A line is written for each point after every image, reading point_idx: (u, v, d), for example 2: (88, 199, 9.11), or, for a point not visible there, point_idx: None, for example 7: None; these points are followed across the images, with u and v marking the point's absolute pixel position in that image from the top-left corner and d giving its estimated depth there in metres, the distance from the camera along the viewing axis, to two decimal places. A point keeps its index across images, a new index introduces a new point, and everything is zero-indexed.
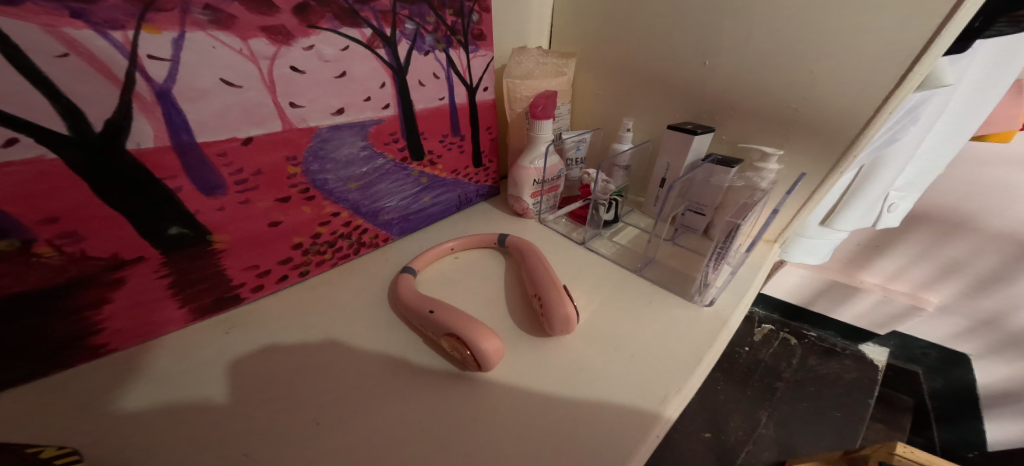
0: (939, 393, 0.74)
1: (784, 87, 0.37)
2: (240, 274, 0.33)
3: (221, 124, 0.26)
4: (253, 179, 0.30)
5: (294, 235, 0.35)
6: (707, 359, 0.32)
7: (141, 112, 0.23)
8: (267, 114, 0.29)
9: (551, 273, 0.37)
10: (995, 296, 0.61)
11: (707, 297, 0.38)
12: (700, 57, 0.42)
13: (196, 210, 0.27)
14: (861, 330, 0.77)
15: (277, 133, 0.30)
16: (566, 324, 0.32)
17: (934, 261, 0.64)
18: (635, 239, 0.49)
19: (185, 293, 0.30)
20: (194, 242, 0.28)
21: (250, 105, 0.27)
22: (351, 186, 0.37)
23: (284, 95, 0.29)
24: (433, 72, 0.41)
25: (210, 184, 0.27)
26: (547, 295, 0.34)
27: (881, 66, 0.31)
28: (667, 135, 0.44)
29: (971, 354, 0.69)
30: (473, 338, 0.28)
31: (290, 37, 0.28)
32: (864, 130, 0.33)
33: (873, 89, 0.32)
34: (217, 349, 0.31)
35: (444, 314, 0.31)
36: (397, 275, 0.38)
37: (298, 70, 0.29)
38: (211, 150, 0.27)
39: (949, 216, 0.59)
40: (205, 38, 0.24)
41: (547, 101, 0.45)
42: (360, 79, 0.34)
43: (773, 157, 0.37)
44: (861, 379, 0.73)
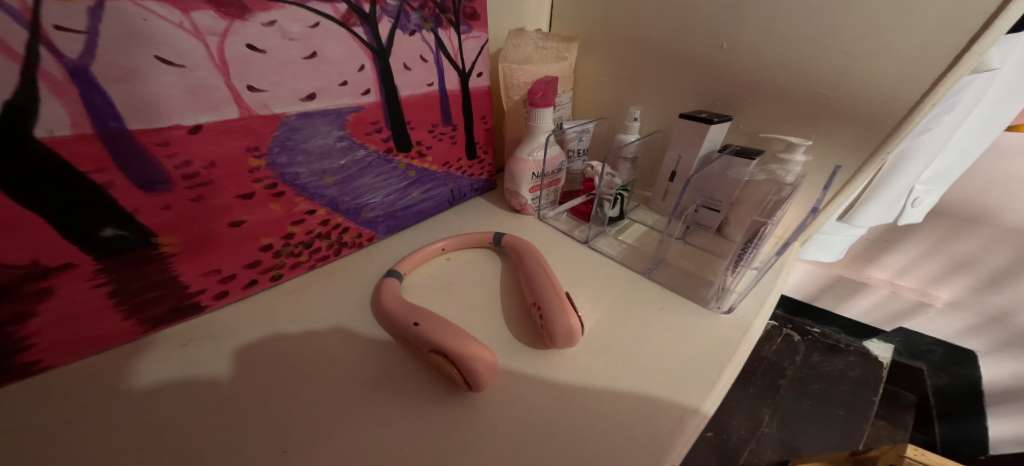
0: (943, 390, 0.69)
1: (812, 71, 0.33)
2: (198, 280, 0.29)
3: (160, 109, 0.22)
4: (206, 173, 0.26)
5: (261, 236, 0.31)
6: (727, 372, 0.28)
7: (51, 93, 0.19)
8: (219, 99, 0.25)
9: (553, 278, 0.33)
10: (1006, 293, 0.57)
11: (725, 304, 0.34)
12: (717, 38, 0.38)
13: (136, 209, 0.24)
14: (867, 327, 0.72)
15: (233, 121, 0.26)
16: (570, 337, 0.29)
17: (945, 255, 0.60)
18: (643, 238, 0.45)
19: (132, 303, 0.27)
20: (136, 246, 0.25)
21: (197, 89, 0.23)
22: (327, 181, 0.33)
23: (240, 77, 0.25)
24: (421, 54, 0.37)
25: (151, 179, 0.24)
26: (550, 304, 0.30)
27: (931, 45, 0.27)
28: (680, 124, 0.41)
29: (978, 351, 0.64)
30: (467, 356, 0.25)
31: (245, 11, 0.24)
32: (906, 120, 0.30)
33: (920, 71, 0.28)
34: (179, 365, 0.27)
35: (433, 327, 0.27)
36: (381, 279, 0.34)
37: (257, 49, 0.25)
38: (148, 140, 0.23)
39: (960, 210, 0.56)
40: (133, 7, 0.20)
41: (547, 87, 0.41)
42: (333, 61, 0.30)
43: (799, 149, 0.33)
44: (866, 378, 0.69)
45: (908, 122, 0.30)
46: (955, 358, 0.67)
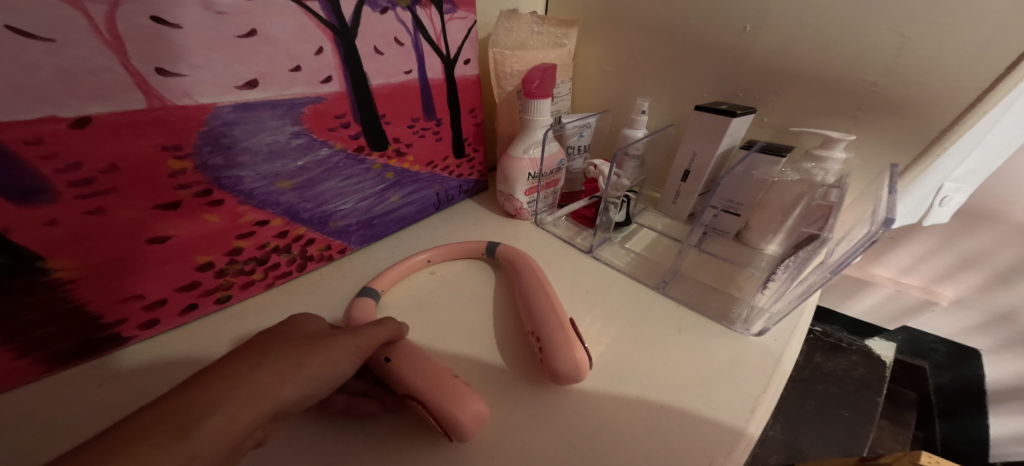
0: (946, 389, 0.61)
1: (853, 59, 0.30)
2: (115, 308, 0.25)
3: (24, 95, 0.18)
4: (104, 178, 0.21)
5: (197, 253, 0.27)
6: (762, 407, 0.24)
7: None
8: (114, 85, 0.20)
9: (555, 299, 0.29)
10: (1019, 290, 0.49)
11: (754, 327, 0.30)
12: (740, 20, 0.35)
13: (7, 226, 0.19)
14: (868, 326, 0.63)
15: (139, 112, 0.21)
16: (577, 370, 0.24)
17: (953, 252, 0.51)
18: (652, 246, 0.41)
19: (24, 340, 0.22)
20: (14, 272, 0.20)
21: (80, 71, 0.19)
22: (282, 186, 0.30)
23: (145, 59, 0.21)
24: (395, 36, 0.33)
25: (23, 188, 0.19)
26: (551, 335, 0.26)
27: (1014, 17, 0.24)
28: (696, 117, 0.37)
29: (983, 349, 0.56)
30: (454, 397, 0.21)
31: None
32: (963, 116, 0.28)
33: (997, 48, 0.25)
34: (117, 409, 0.24)
35: (410, 368, 0.22)
36: (353, 300, 0.30)
37: (169, 23, 0.21)
38: (10, 136, 0.18)
39: (974, 205, 0.47)
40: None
41: (545, 74, 0.36)
42: (279, 41, 0.26)
43: (840, 144, 0.30)
44: (868, 378, 0.58)
45: (986, 100, 0.26)
46: (958, 358, 0.58)
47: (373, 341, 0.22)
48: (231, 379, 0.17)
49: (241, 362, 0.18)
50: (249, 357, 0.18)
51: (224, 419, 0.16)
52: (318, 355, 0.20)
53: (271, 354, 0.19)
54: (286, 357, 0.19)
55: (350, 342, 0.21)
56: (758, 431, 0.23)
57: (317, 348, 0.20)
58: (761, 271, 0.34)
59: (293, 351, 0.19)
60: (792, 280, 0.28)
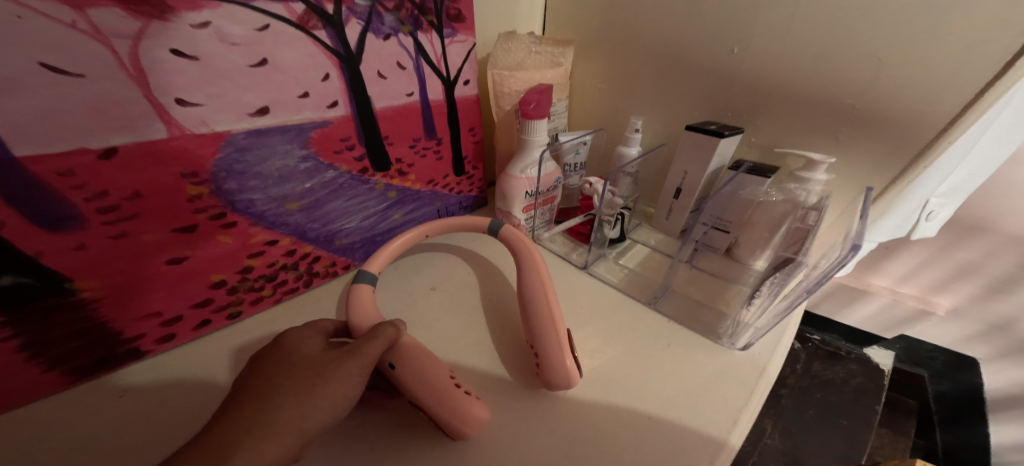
0: (946, 397, 0.61)
1: (833, 83, 0.32)
2: (135, 325, 0.27)
3: (58, 129, 0.19)
4: (128, 204, 0.23)
5: (210, 273, 0.29)
6: (745, 418, 0.25)
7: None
8: (138, 116, 0.22)
9: (556, 311, 0.29)
10: (1013, 300, 0.50)
11: (740, 340, 0.31)
12: (728, 43, 0.37)
13: (39, 251, 0.21)
14: (866, 335, 0.64)
15: (162, 142, 0.23)
16: (567, 378, 0.26)
17: (946, 262, 0.53)
18: (646, 262, 0.42)
19: (51, 354, 0.24)
20: (43, 293, 0.22)
21: (106, 104, 0.20)
22: (291, 207, 0.31)
23: (164, 90, 0.22)
24: (398, 61, 0.35)
25: (55, 215, 0.21)
26: (545, 341, 0.27)
27: (981, 45, 0.25)
28: (687, 137, 0.38)
29: (980, 358, 0.57)
30: (456, 408, 0.22)
31: (165, 9, 0.21)
32: (940, 137, 0.29)
33: (967, 76, 0.26)
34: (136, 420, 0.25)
35: (414, 375, 0.23)
36: (350, 285, 0.30)
37: (185, 55, 0.22)
38: (44, 168, 0.19)
39: (964, 217, 0.49)
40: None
41: (540, 96, 0.37)
42: (288, 69, 0.27)
43: (822, 165, 0.31)
44: (868, 386, 0.59)
45: (957, 126, 0.28)
46: (956, 366, 0.59)
47: (373, 358, 0.22)
48: (249, 424, 0.19)
49: (252, 408, 0.19)
50: (261, 399, 0.20)
51: (250, 454, 0.18)
52: (325, 386, 0.21)
53: (279, 391, 0.20)
54: (294, 391, 0.20)
55: (354, 365, 0.22)
56: (738, 443, 0.24)
57: (322, 378, 0.21)
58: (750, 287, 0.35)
59: (300, 386, 0.20)
60: (774, 296, 0.29)
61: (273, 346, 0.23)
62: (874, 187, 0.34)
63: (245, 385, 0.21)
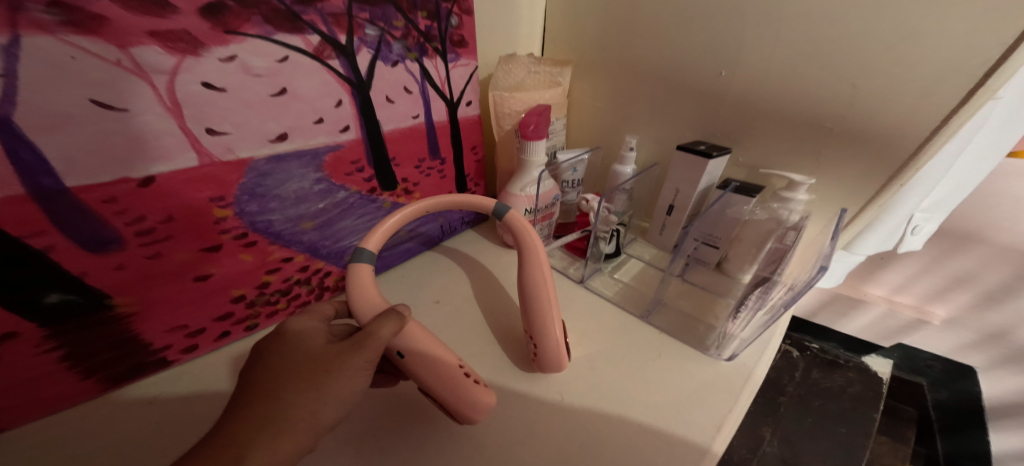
0: (943, 406, 0.66)
1: (812, 106, 0.35)
2: (163, 337, 0.30)
3: (106, 161, 0.23)
4: (162, 227, 0.26)
5: (232, 288, 0.32)
6: (727, 426, 0.28)
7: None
8: (173, 146, 0.25)
9: (554, 301, 0.32)
10: (1005, 310, 0.53)
11: (726, 351, 0.34)
12: (716, 66, 0.39)
13: (84, 271, 0.24)
14: (865, 343, 0.68)
15: (193, 169, 0.26)
16: (559, 363, 0.31)
17: (941, 272, 0.56)
18: (640, 276, 0.45)
19: (89, 363, 0.27)
20: (85, 308, 0.25)
21: (144, 135, 0.23)
22: (305, 226, 0.34)
23: (196, 121, 0.25)
24: (405, 86, 0.37)
25: (100, 239, 0.24)
26: (543, 336, 0.31)
27: (944, 76, 0.28)
28: (678, 157, 0.40)
29: (976, 367, 0.60)
30: (465, 396, 0.25)
31: (197, 45, 0.24)
32: (911, 161, 0.31)
33: (932, 105, 0.29)
34: (168, 428, 0.28)
35: (422, 363, 0.25)
36: (348, 265, 0.29)
37: (213, 87, 0.25)
38: (92, 197, 0.23)
39: (956, 227, 0.52)
40: (56, 44, 0.19)
41: (539, 118, 0.39)
42: (305, 97, 0.30)
43: (802, 186, 0.33)
44: (866, 393, 0.61)
45: (926, 150, 0.30)
46: (954, 375, 0.62)
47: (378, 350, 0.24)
48: (266, 410, 0.20)
49: (261, 403, 0.21)
50: (267, 396, 0.21)
51: (267, 451, 0.19)
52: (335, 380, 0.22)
53: (289, 388, 0.21)
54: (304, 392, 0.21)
55: (361, 358, 0.23)
56: (721, 449, 0.27)
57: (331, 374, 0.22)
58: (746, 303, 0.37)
59: (310, 380, 0.22)
60: (757, 310, 0.32)
61: (275, 340, 0.24)
62: (848, 209, 0.37)
63: (252, 382, 0.22)
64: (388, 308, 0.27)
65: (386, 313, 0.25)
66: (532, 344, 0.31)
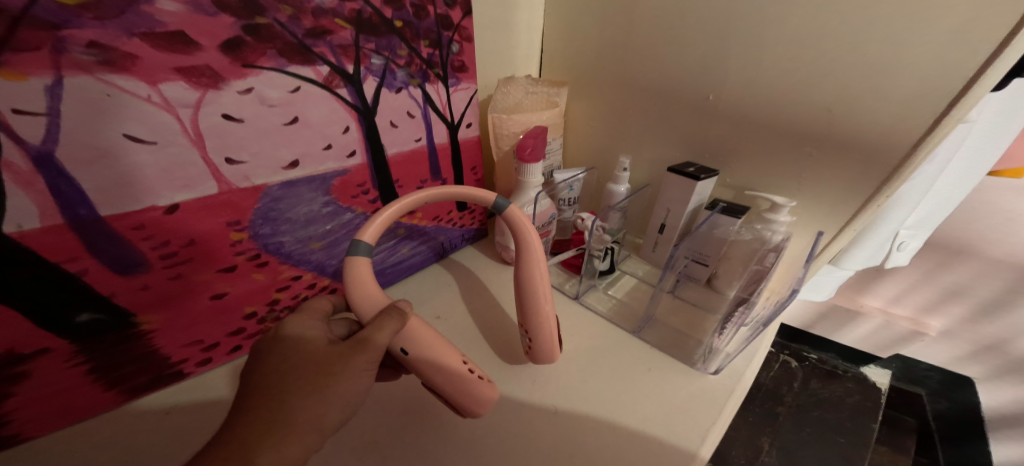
0: (943, 414, 0.76)
1: (794, 131, 0.37)
2: (180, 351, 0.32)
3: (135, 191, 0.25)
4: (184, 251, 0.29)
5: (244, 305, 0.34)
6: (711, 436, 0.30)
7: (17, 185, 0.21)
8: (196, 175, 0.27)
9: (548, 292, 0.34)
10: (999, 323, 0.62)
11: (712, 365, 0.36)
12: (704, 89, 0.41)
13: (112, 292, 0.26)
14: (861, 353, 0.78)
15: (213, 197, 0.28)
16: (550, 355, 0.35)
17: (937, 285, 0.65)
18: (633, 292, 0.47)
19: (112, 376, 0.29)
20: (110, 325, 0.27)
21: (171, 165, 0.26)
22: (313, 246, 0.36)
23: (217, 150, 0.28)
24: (408, 110, 0.39)
25: (126, 262, 0.26)
26: (540, 331, 0.34)
27: (915, 105, 0.30)
28: (668, 178, 0.42)
29: (974, 377, 0.70)
30: (467, 391, 0.28)
31: (218, 79, 0.26)
32: (884, 185, 0.34)
33: (903, 132, 0.31)
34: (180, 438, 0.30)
35: (424, 359, 0.28)
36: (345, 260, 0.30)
37: (232, 118, 0.28)
38: (122, 224, 0.25)
39: (949, 244, 0.61)
40: (94, 82, 0.22)
41: (536, 141, 0.41)
42: (316, 125, 0.32)
43: (785, 208, 0.36)
44: (864, 403, 0.71)
45: (903, 169, 0.32)
46: (952, 385, 0.73)
47: (379, 351, 0.26)
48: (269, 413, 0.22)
49: (262, 403, 0.22)
50: (271, 396, 0.22)
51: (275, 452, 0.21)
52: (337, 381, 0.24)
53: (290, 390, 0.23)
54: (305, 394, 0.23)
55: (363, 359, 0.25)
56: (707, 454, 0.29)
57: (333, 376, 0.24)
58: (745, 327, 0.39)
59: (312, 383, 0.23)
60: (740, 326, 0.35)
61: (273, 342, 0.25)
62: (824, 231, 0.39)
63: (253, 385, 0.23)
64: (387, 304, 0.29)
65: (387, 311, 0.27)
66: (527, 338, 0.35)
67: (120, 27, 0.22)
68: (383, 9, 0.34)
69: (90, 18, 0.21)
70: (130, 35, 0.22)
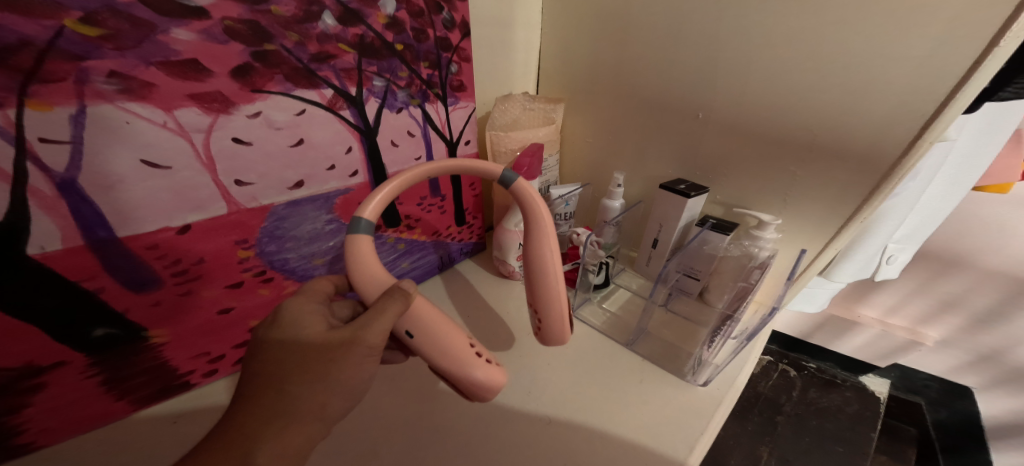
0: (943, 424, 0.76)
1: (779, 151, 0.38)
2: (188, 363, 0.33)
3: (150, 213, 0.26)
4: (195, 268, 0.30)
5: (249, 319, 0.36)
6: (698, 447, 0.31)
7: (41, 209, 0.22)
8: (207, 197, 0.29)
9: (559, 272, 0.34)
10: (996, 333, 0.63)
11: (700, 377, 0.37)
12: (693, 109, 0.43)
13: (126, 308, 0.28)
14: (860, 363, 0.79)
15: (222, 217, 0.30)
16: (561, 336, 0.36)
17: (932, 296, 0.66)
18: (626, 306, 0.48)
19: (123, 387, 0.31)
20: (124, 339, 0.29)
21: (184, 188, 0.27)
22: (317, 261, 0.39)
23: (227, 173, 0.29)
24: (408, 130, 0.41)
25: (140, 280, 0.28)
26: (549, 312, 0.35)
27: (891, 127, 0.31)
28: (660, 195, 0.44)
29: (974, 387, 0.70)
30: (471, 377, 0.28)
31: (229, 104, 0.28)
32: (866, 202, 0.35)
33: (882, 152, 0.33)
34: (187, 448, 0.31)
35: (427, 342, 0.28)
36: (348, 238, 0.30)
37: (241, 141, 0.29)
38: (138, 245, 0.27)
39: (943, 254, 0.62)
40: (114, 110, 0.23)
41: (531, 160, 0.43)
42: (320, 146, 0.34)
43: (770, 226, 0.37)
44: (862, 412, 0.73)
45: (884, 187, 0.33)
46: (952, 395, 0.73)
47: (381, 335, 0.26)
48: (267, 406, 0.23)
49: (259, 395, 0.23)
50: (271, 388, 0.23)
51: (275, 440, 0.22)
52: (337, 370, 0.24)
53: (290, 383, 0.23)
54: (304, 385, 0.23)
55: (364, 346, 0.25)
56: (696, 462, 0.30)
57: (333, 365, 0.24)
58: (734, 340, 0.40)
59: (311, 373, 0.24)
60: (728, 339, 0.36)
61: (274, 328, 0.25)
62: (807, 250, 0.41)
63: (254, 374, 0.24)
64: (392, 284, 0.29)
65: (392, 294, 0.27)
66: (537, 317, 0.36)
67: (138, 57, 0.23)
68: (384, 33, 0.36)
69: (111, 49, 0.22)
70: (147, 64, 0.24)
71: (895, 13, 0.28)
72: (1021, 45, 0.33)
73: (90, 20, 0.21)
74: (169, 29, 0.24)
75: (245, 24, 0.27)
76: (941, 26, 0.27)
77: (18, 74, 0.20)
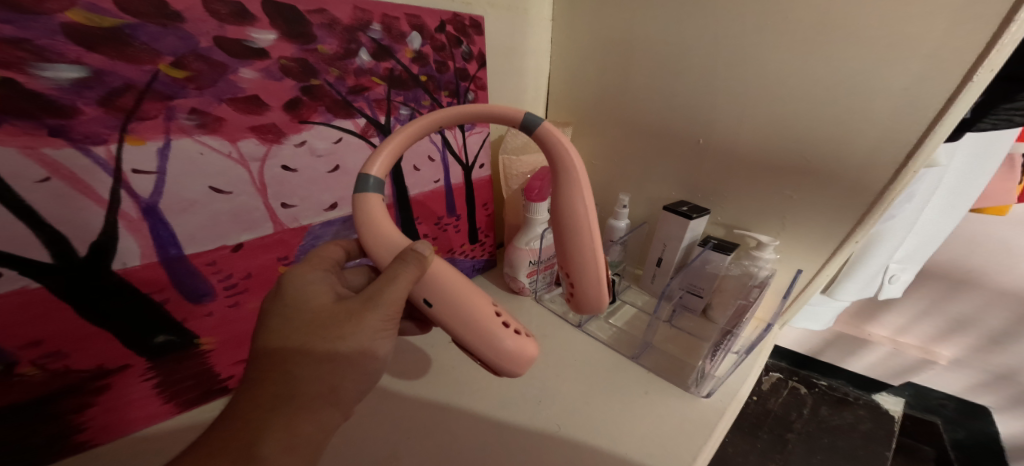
0: (961, 444, 0.74)
1: (775, 176, 0.41)
2: (228, 368, 0.36)
3: (210, 232, 0.30)
4: (243, 282, 0.34)
5: None
6: (702, 456, 0.33)
7: (127, 230, 0.26)
8: (257, 218, 0.33)
9: (592, 222, 0.35)
10: (1008, 352, 0.64)
11: (704, 389, 0.39)
12: (694, 134, 0.46)
13: (184, 318, 0.31)
14: (876, 381, 0.79)
15: (268, 236, 0.34)
16: (599, 302, 0.38)
17: (942, 314, 0.67)
18: (633, 321, 0.50)
19: (172, 390, 0.33)
20: (178, 344, 0.32)
21: (239, 210, 0.31)
22: None
23: (275, 197, 0.33)
24: (428, 155, 0.45)
25: (199, 291, 0.31)
26: (583, 283, 0.37)
27: (877, 156, 0.34)
28: (665, 216, 0.46)
29: (991, 406, 0.71)
30: (492, 346, 0.30)
31: (280, 135, 0.32)
32: (858, 225, 0.37)
33: (871, 179, 0.35)
34: None
35: (450, 310, 0.30)
36: (357, 195, 0.30)
37: (289, 168, 0.33)
38: (199, 261, 0.30)
39: (951, 273, 0.63)
40: (191, 142, 0.27)
41: (542, 183, 0.46)
42: (352, 170, 0.38)
43: (767, 246, 0.39)
44: (877, 431, 0.71)
45: (873, 212, 0.36)
46: (968, 413, 0.73)
47: (394, 303, 0.28)
48: (275, 387, 0.24)
49: (265, 378, 0.24)
50: (280, 368, 0.24)
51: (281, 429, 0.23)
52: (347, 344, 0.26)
53: (297, 363, 0.25)
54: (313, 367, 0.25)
55: (376, 317, 0.27)
56: None
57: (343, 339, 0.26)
58: (735, 352, 0.43)
59: (321, 351, 0.25)
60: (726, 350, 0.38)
61: (285, 298, 0.27)
62: (803, 268, 0.43)
63: (263, 353, 0.25)
64: (402, 248, 0.30)
65: (404, 258, 0.29)
66: (571, 283, 0.38)
67: (213, 95, 0.27)
68: (411, 66, 0.40)
69: (193, 88, 0.26)
70: (219, 101, 0.28)
71: (874, 52, 0.31)
72: (998, 84, 0.36)
73: (178, 64, 0.25)
74: (238, 70, 0.28)
75: (297, 61, 0.31)
76: (919, 63, 0.30)
77: (121, 113, 0.24)
